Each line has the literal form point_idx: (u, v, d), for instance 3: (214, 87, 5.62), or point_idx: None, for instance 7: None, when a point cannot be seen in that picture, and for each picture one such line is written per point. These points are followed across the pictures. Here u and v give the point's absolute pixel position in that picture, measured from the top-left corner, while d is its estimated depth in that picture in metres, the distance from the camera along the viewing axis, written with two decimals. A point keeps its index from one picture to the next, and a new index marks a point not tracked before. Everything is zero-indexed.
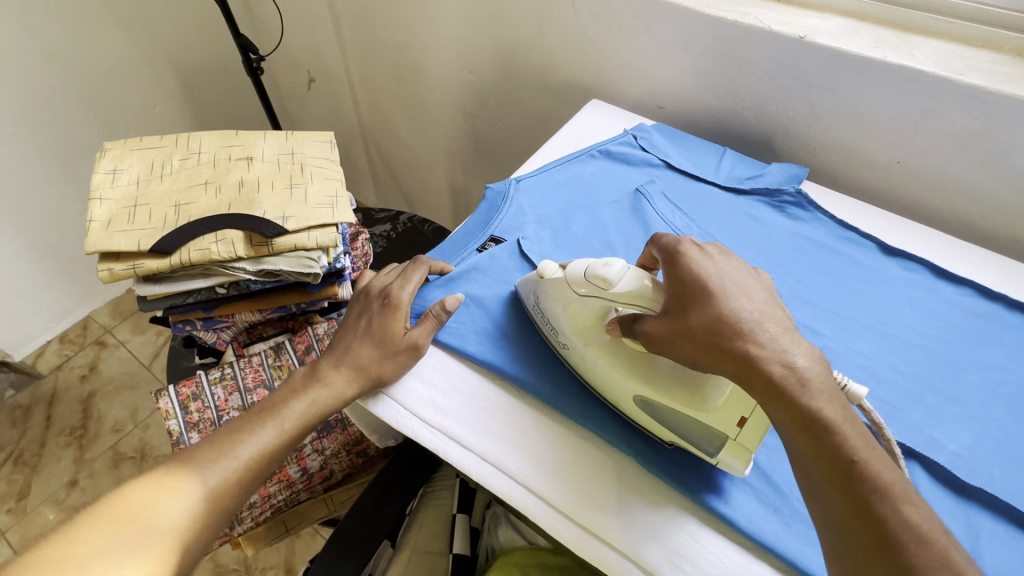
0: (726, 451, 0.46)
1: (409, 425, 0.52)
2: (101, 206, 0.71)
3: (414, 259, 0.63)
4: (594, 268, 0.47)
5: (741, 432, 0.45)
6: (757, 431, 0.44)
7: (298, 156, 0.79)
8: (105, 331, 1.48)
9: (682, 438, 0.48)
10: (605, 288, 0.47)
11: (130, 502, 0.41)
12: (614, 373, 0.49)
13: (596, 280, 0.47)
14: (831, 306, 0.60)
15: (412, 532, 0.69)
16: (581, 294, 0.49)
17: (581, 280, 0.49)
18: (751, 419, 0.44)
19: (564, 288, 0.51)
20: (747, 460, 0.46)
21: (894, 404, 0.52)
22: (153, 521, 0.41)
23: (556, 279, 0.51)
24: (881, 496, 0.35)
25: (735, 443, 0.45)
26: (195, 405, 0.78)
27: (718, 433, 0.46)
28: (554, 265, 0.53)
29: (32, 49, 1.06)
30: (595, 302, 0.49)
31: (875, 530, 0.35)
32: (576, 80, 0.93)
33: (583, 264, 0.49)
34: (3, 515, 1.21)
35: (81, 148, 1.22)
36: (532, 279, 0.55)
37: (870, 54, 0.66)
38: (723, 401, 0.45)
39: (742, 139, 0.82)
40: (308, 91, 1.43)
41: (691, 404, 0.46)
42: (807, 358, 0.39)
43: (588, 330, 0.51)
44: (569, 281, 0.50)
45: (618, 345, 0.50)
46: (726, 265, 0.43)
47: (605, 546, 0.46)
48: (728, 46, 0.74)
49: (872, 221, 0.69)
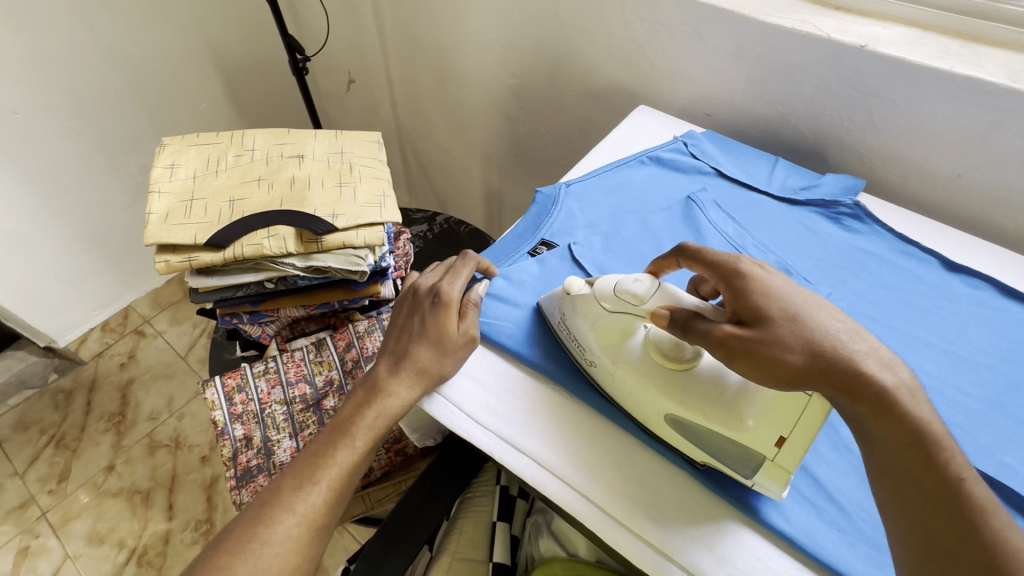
0: (764, 473, 0.44)
1: (463, 427, 0.52)
2: (160, 200, 0.73)
3: (460, 254, 0.61)
4: (625, 284, 0.49)
5: (779, 453, 0.43)
6: (797, 452, 0.42)
7: (347, 155, 0.81)
8: (144, 321, 1.52)
9: (714, 459, 0.46)
10: (637, 302, 0.48)
11: (235, 534, 0.47)
12: (645, 390, 0.48)
13: (628, 296, 0.48)
14: (892, 323, 0.58)
15: (453, 538, 0.69)
16: (612, 310, 0.50)
17: (611, 296, 0.50)
18: (789, 439, 0.42)
19: (591, 304, 0.51)
20: (786, 483, 0.44)
21: (962, 426, 0.50)
22: (257, 551, 0.46)
23: (585, 297, 0.52)
24: (966, 521, 0.34)
25: (773, 465, 0.43)
26: (240, 397, 0.80)
27: (754, 455, 0.44)
28: (579, 283, 0.53)
29: (92, 45, 1.10)
30: (624, 318, 0.50)
31: (959, 556, 0.33)
32: (621, 86, 0.93)
33: (611, 280, 0.50)
34: (44, 496, 1.25)
35: (131, 143, 1.26)
36: (555, 297, 0.55)
37: (936, 64, 0.64)
38: (754, 422, 0.43)
39: (794, 149, 0.81)
40: (347, 92, 1.46)
41: (724, 422, 0.44)
42: (884, 375, 0.38)
43: (619, 344, 0.50)
44: (598, 298, 0.51)
45: (649, 362, 0.49)
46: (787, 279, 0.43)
47: (663, 558, 0.45)
48: (785, 54, 0.73)
49: (933, 236, 0.67)
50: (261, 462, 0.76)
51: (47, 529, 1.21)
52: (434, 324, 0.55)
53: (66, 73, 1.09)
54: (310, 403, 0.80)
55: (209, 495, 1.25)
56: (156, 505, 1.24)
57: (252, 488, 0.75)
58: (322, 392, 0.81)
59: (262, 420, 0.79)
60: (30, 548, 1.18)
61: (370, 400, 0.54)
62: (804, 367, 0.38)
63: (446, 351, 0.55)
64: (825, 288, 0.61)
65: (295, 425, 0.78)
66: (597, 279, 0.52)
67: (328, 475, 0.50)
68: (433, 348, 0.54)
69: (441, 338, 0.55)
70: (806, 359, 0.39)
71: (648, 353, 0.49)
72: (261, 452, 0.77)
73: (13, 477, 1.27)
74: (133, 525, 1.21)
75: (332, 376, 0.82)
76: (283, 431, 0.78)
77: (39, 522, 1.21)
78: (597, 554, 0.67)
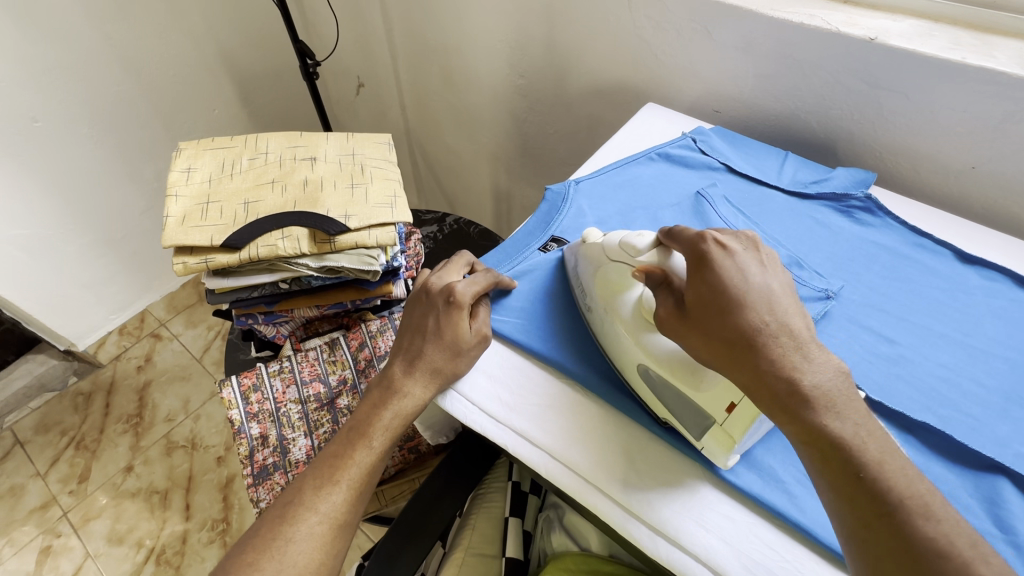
0: (711, 437, 0.46)
1: (476, 421, 0.53)
2: (177, 203, 0.75)
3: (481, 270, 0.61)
4: (629, 237, 0.52)
5: (729, 418, 0.44)
6: (744, 421, 0.44)
7: (358, 157, 0.82)
8: (160, 324, 1.54)
9: (672, 416, 0.49)
10: (633, 255, 0.51)
11: (262, 536, 0.48)
12: (625, 337, 0.50)
13: (627, 248, 0.52)
14: (905, 315, 0.58)
15: (466, 533, 0.70)
16: (614, 260, 0.53)
17: (615, 247, 0.53)
18: (739, 405, 0.44)
19: (599, 253, 0.55)
20: (730, 450, 0.45)
21: (978, 417, 0.50)
22: (285, 551, 0.47)
23: (594, 247, 0.56)
24: None
25: (720, 429, 0.45)
26: (256, 396, 0.81)
27: (706, 418, 0.46)
28: (596, 233, 0.58)
29: (109, 54, 1.12)
30: (624, 270, 0.52)
31: (969, 542, 0.33)
32: (629, 84, 0.93)
33: (618, 235, 0.54)
34: (65, 496, 1.27)
35: (148, 149, 1.29)
36: (576, 245, 0.60)
37: (946, 55, 0.63)
38: (714, 386, 0.45)
39: (804, 144, 0.81)
40: (357, 96, 1.47)
41: (686, 379, 0.46)
42: None
43: (614, 294, 0.53)
44: (604, 246, 0.55)
45: (635, 316, 0.50)
46: (754, 265, 0.43)
47: (679, 551, 0.45)
48: (793, 49, 0.73)
49: (946, 228, 0.67)
50: (277, 460, 0.78)
51: (69, 528, 1.23)
52: (447, 323, 0.56)
53: (86, 82, 1.12)
54: (324, 402, 0.81)
55: (225, 495, 1.27)
56: (173, 505, 1.26)
57: (269, 486, 0.76)
58: (336, 392, 0.82)
59: (277, 419, 0.80)
60: (52, 547, 1.21)
61: (385, 398, 0.55)
62: None
63: (458, 349, 0.55)
64: (837, 282, 0.61)
65: (310, 423, 0.80)
66: (611, 232, 0.56)
67: (349, 474, 0.52)
68: (446, 347, 0.55)
69: (454, 338, 0.55)
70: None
71: (637, 308, 0.51)
72: (276, 450, 0.78)
73: (35, 478, 1.30)
74: (151, 525, 1.23)
75: (345, 376, 0.83)
76: (298, 429, 0.79)
77: (60, 522, 1.24)
78: (609, 548, 0.67)
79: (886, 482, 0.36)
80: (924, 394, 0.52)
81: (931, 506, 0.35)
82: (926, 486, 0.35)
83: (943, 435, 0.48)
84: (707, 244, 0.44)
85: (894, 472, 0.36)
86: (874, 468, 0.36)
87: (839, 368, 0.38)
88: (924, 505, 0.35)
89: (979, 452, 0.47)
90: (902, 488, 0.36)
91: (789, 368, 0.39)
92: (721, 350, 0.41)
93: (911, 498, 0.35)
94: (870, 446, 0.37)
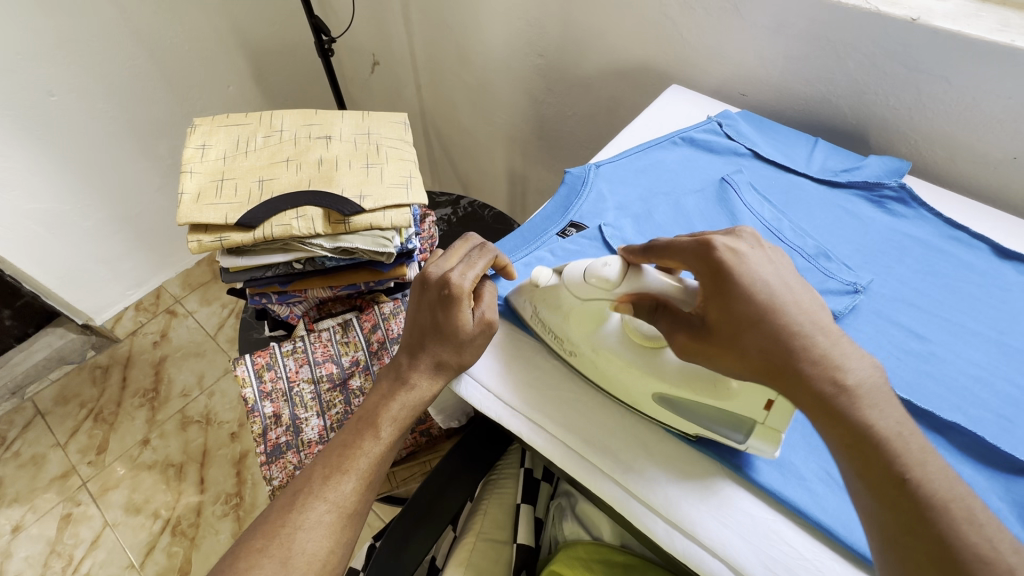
0: (756, 436, 0.45)
1: (494, 409, 0.53)
2: (192, 179, 0.74)
3: (480, 246, 0.57)
4: (594, 269, 0.48)
5: (768, 416, 0.43)
6: (784, 415, 0.42)
7: (374, 136, 0.80)
8: (175, 300, 1.56)
9: (706, 429, 0.47)
10: (608, 288, 0.48)
11: (273, 528, 0.48)
12: (626, 374, 0.49)
13: (596, 281, 0.48)
14: (938, 311, 0.56)
15: (478, 520, 0.70)
16: (583, 297, 0.50)
17: (580, 283, 0.50)
18: (777, 402, 0.42)
19: (562, 295, 0.52)
20: (779, 442, 0.44)
21: (1012, 418, 0.48)
22: (299, 541, 0.47)
23: (553, 288, 0.52)
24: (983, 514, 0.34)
25: (764, 427, 0.44)
26: (269, 374, 0.81)
27: (743, 420, 0.45)
28: (546, 272, 0.53)
29: (124, 30, 1.11)
30: (597, 303, 0.50)
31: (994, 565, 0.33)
32: (652, 64, 0.90)
33: (579, 267, 0.50)
34: (84, 466, 1.30)
35: (160, 125, 1.28)
36: (523, 292, 0.56)
37: (995, 38, 0.60)
38: (740, 386, 0.44)
39: (836, 132, 0.78)
40: (371, 74, 1.45)
41: (712, 392, 0.45)
42: None
43: (592, 331, 0.51)
44: (567, 286, 0.51)
45: (622, 342, 0.50)
46: (763, 262, 0.43)
47: (695, 545, 0.45)
48: (829, 29, 0.69)
49: (984, 222, 0.64)
50: (290, 439, 0.78)
51: (88, 497, 1.26)
52: (448, 319, 0.52)
53: (101, 57, 1.11)
54: (337, 382, 0.81)
55: (238, 470, 1.29)
56: (188, 477, 1.28)
57: (282, 465, 0.78)
58: (348, 372, 0.82)
59: (291, 399, 0.80)
60: (72, 515, 1.24)
61: (394, 389, 0.54)
62: (838, 368, 0.38)
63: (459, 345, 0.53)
64: (866, 275, 0.58)
65: (322, 404, 0.80)
66: (568, 265, 0.52)
67: (358, 463, 0.51)
68: (450, 343, 0.53)
69: (456, 334, 0.53)
70: (832, 363, 0.39)
71: (623, 332, 0.50)
72: (289, 429, 0.79)
73: (56, 448, 1.33)
74: (167, 497, 1.26)
75: (358, 357, 0.82)
76: (311, 409, 0.80)
77: (80, 491, 1.27)
78: (622, 539, 0.68)
79: (913, 489, 0.35)
80: (955, 392, 0.50)
81: (957, 518, 0.34)
82: (945, 497, 0.35)
83: (974, 436, 0.47)
84: (718, 251, 0.42)
85: (915, 482, 0.36)
86: (891, 479, 0.36)
87: (851, 380, 0.38)
88: (952, 516, 0.34)
89: (1014, 456, 0.46)
90: (932, 498, 0.35)
91: (796, 381, 0.39)
92: (771, 361, 0.40)
93: (941, 508, 0.35)
94: (900, 453, 0.36)
